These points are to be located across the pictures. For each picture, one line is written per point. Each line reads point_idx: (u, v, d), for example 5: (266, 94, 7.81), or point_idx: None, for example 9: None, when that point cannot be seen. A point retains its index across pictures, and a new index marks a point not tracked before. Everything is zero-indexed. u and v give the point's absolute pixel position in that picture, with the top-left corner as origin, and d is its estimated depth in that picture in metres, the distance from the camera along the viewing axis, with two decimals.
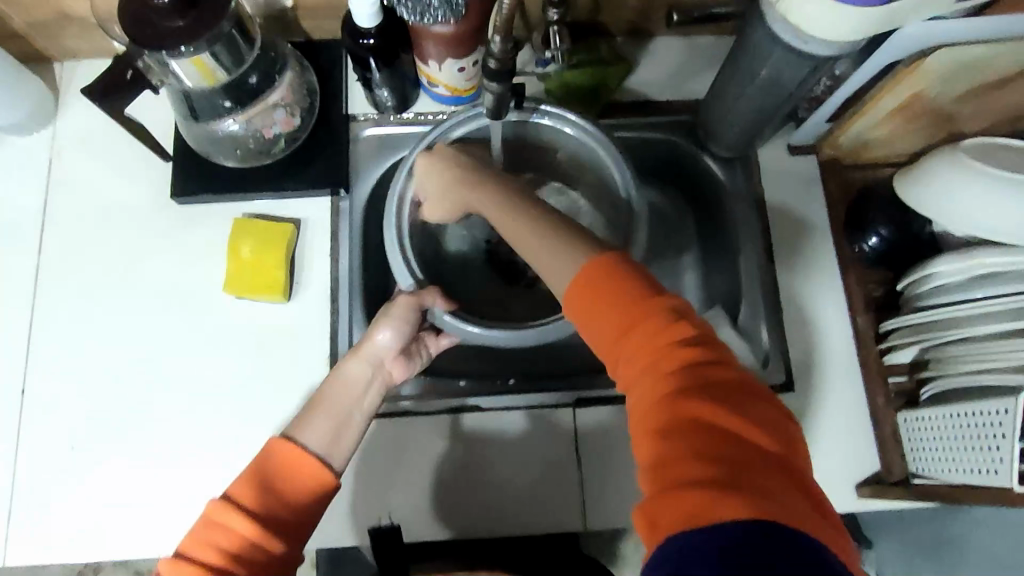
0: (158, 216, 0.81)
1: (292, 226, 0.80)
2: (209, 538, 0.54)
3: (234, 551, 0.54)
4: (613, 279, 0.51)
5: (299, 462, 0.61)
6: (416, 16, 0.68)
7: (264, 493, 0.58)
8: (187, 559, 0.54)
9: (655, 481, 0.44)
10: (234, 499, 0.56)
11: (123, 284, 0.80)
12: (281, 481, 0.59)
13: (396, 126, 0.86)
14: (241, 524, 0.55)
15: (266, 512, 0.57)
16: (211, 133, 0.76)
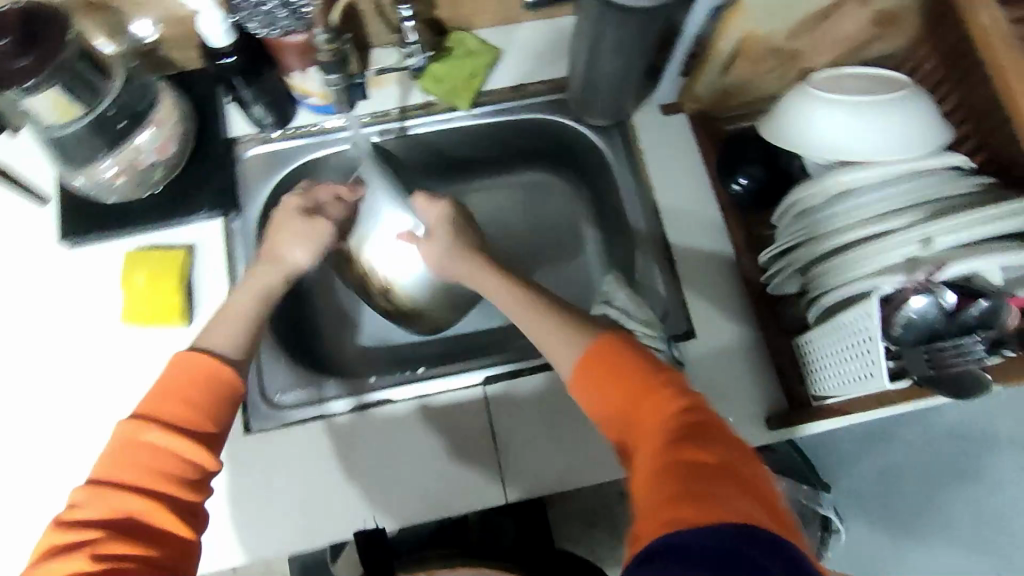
0: (49, 261, 0.81)
1: (186, 252, 0.81)
2: (131, 456, 0.53)
3: (160, 466, 0.53)
4: (623, 356, 0.56)
5: (206, 368, 0.59)
6: (267, 28, 0.73)
7: (180, 408, 0.56)
8: (113, 485, 0.52)
9: (655, 499, 0.47)
10: (149, 416, 0.55)
11: (16, 336, 0.79)
12: (191, 394, 0.57)
13: (280, 142, 0.88)
14: (160, 439, 0.54)
15: (188, 425, 0.56)
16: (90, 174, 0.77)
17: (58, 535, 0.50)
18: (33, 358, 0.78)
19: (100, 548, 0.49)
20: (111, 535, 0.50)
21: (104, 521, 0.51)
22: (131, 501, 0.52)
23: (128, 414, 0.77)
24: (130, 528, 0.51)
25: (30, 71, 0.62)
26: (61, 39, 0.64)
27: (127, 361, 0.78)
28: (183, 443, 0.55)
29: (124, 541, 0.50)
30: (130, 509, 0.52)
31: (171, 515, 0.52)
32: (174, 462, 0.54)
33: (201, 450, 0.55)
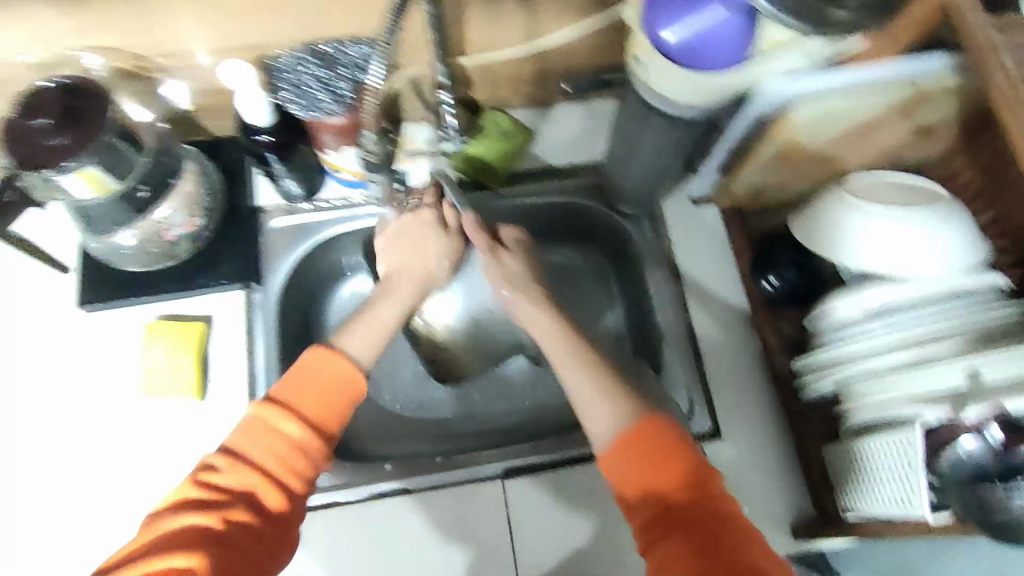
0: (64, 327, 0.79)
1: (205, 324, 0.79)
2: (267, 441, 0.60)
3: (286, 459, 0.60)
4: (669, 455, 0.57)
5: (341, 377, 0.65)
6: (307, 111, 0.71)
7: (318, 409, 0.63)
8: (246, 463, 0.59)
9: None
10: (295, 411, 0.62)
11: (24, 403, 0.76)
12: (328, 396, 0.64)
13: (307, 214, 0.86)
14: (297, 434, 0.61)
15: (314, 422, 0.62)
16: (112, 243, 0.76)
17: (193, 492, 0.57)
18: (38, 429, 0.75)
19: (229, 515, 0.56)
20: (236, 509, 0.57)
21: (231, 493, 0.58)
22: (252, 477, 0.59)
23: (132, 493, 0.74)
24: (249, 501, 0.58)
25: (65, 149, 0.62)
26: (101, 120, 0.63)
27: (137, 436, 0.76)
28: (306, 436, 0.61)
29: (243, 514, 0.57)
30: (250, 487, 0.58)
31: (280, 495, 0.59)
32: (293, 449, 0.61)
33: (316, 450, 0.62)
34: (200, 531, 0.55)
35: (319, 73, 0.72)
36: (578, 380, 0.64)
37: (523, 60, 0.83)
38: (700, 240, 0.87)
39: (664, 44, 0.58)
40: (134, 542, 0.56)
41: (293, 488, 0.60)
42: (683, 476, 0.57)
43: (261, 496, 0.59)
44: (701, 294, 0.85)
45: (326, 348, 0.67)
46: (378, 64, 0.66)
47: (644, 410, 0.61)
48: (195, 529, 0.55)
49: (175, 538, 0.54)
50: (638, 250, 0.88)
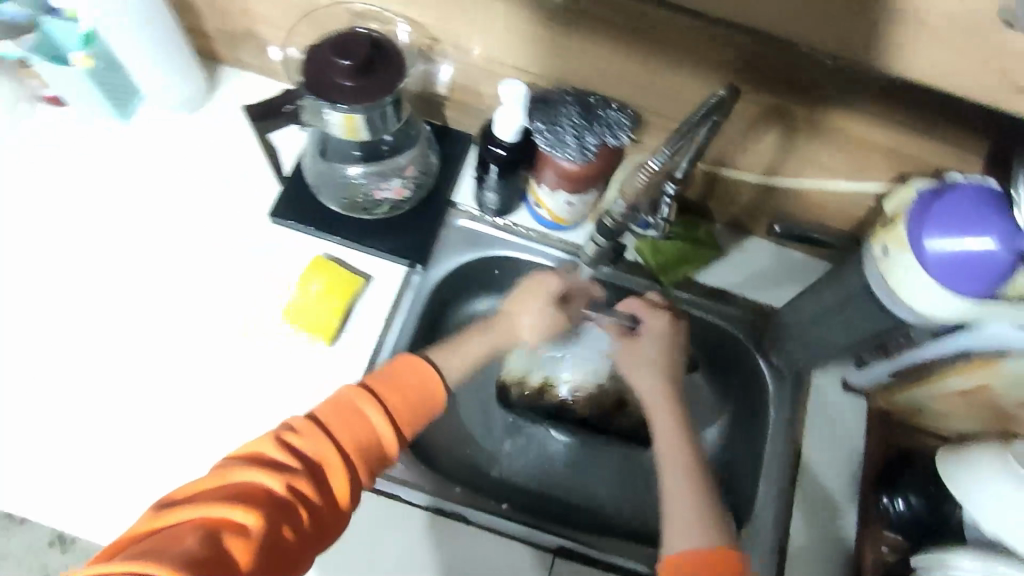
0: (249, 226, 0.85)
1: (362, 281, 0.82)
2: (348, 418, 0.63)
3: (362, 437, 0.63)
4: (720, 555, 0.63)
5: (428, 382, 0.68)
6: (549, 147, 0.75)
7: (399, 399, 0.66)
8: (325, 429, 0.62)
9: None
10: (376, 395, 0.65)
11: (190, 274, 0.82)
12: (408, 394, 0.67)
13: (488, 228, 0.89)
14: (374, 420, 0.64)
15: (395, 416, 0.66)
16: (336, 172, 0.80)
17: (273, 448, 0.60)
18: (193, 299, 0.81)
19: (295, 481, 0.58)
20: (304, 472, 0.59)
21: (303, 459, 0.60)
22: (327, 448, 0.61)
23: (235, 393, 0.77)
24: (314, 470, 0.60)
25: (349, 92, 0.67)
26: (390, 84, 0.68)
27: (261, 347, 0.80)
28: (381, 420, 0.64)
29: (310, 484, 0.59)
30: (323, 458, 0.61)
31: (345, 477, 0.61)
32: (371, 437, 0.64)
33: (390, 441, 0.64)
34: (265, 492, 0.57)
35: (576, 118, 0.74)
36: (669, 443, 0.71)
37: (748, 187, 0.85)
38: (835, 424, 0.85)
39: (924, 245, 0.58)
40: (188, 486, 0.57)
41: (359, 472, 0.62)
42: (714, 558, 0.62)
43: (331, 476, 0.61)
44: (813, 476, 0.82)
45: (420, 356, 0.71)
46: (664, 152, 0.65)
47: (723, 538, 0.65)
48: (261, 491, 0.57)
49: (236, 493, 0.56)
50: (771, 403, 0.86)
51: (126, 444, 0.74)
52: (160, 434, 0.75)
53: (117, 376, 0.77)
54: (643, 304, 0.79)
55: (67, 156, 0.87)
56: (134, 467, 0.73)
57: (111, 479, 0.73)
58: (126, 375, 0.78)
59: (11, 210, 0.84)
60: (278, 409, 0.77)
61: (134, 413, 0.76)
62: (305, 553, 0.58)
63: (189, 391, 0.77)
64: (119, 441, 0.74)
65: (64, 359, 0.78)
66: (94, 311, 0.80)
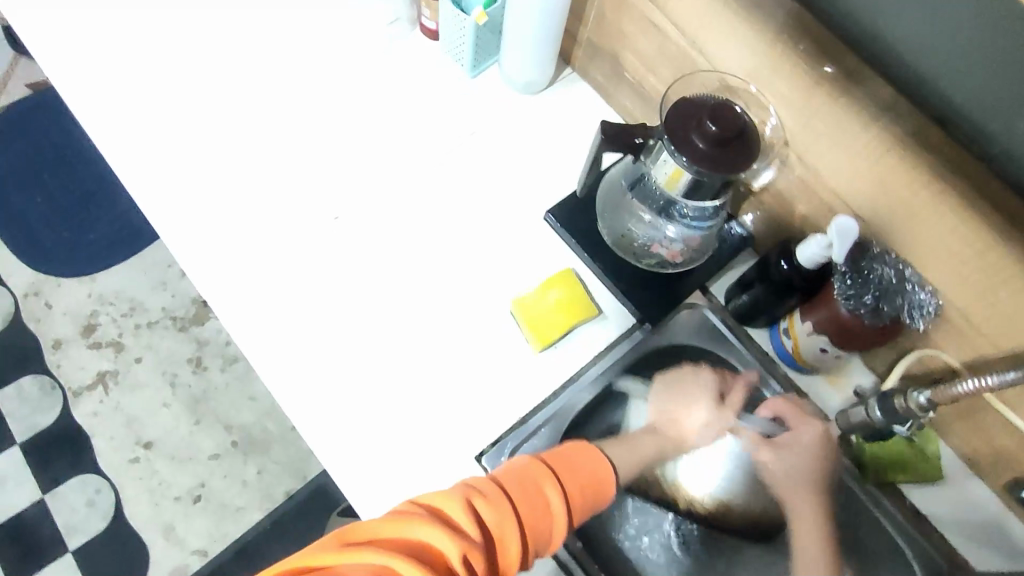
0: (520, 211, 0.89)
1: (594, 315, 0.83)
2: (530, 496, 0.57)
3: (539, 521, 0.57)
4: None
5: (598, 470, 0.63)
6: (843, 292, 0.73)
7: (576, 487, 0.60)
8: (507, 504, 0.56)
9: None
10: (558, 479, 0.59)
11: (454, 224, 0.88)
12: (586, 486, 0.61)
13: (722, 326, 0.82)
14: (552, 504, 0.58)
15: (571, 503, 0.60)
16: (634, 207, 0.81)
17: (457, 508, 0.54)
18: (446, 247, 0.87)
19: (470, 554, 0.52)
20: (479, 546, 0.53)
21: (483, 530, 0.54)
22: (507, 525, 0.55)
23: (437, 343, 0.82)
24: (486, 544, 0.54)
25: (695, 154, 0.67)
26: (735, 167, 0.67)
27: (477, 317, 0.83)
28: (558, 505, 0.58)
29: (484, 559, 0.53)
30: (502, 535, 0.55)
31: (515, 561, 0.55)
32: (547, 523, 0.58)
33: (560, 531, 0.58)
34: (440, 559, 0.52)
35: (885, 280, 0.73)
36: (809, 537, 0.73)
37: (1015, 441, 0.75)
38: None
39: None
40: (370, 525, 0.53)
41: (527, 555, 0.56)
42: None
43: (501, 553, 0.55)
44: None
45: (586, 445, 0.65)
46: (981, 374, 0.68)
47: None
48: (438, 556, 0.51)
49: (412, 551, 0.51)
50: None
51: (336, 334, 0.81)
52: (360, 354, 0.81)
53: (357, 277, 0.85)
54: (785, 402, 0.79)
55: (412, 81, 0.96)
56: (333, 358, 0.80)
57: (312, 356, 0.80)
58: (364, 279, 0.85)
59: (345, 104, 0.94)
60: (464, 387, 0.80)
61: (355, 313, 0.83)
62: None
63: (404, 320, 0.83)
64: (333, 329, 0.82)
65: (325, 239, 0.86)
66: (361, 222, 0.87)
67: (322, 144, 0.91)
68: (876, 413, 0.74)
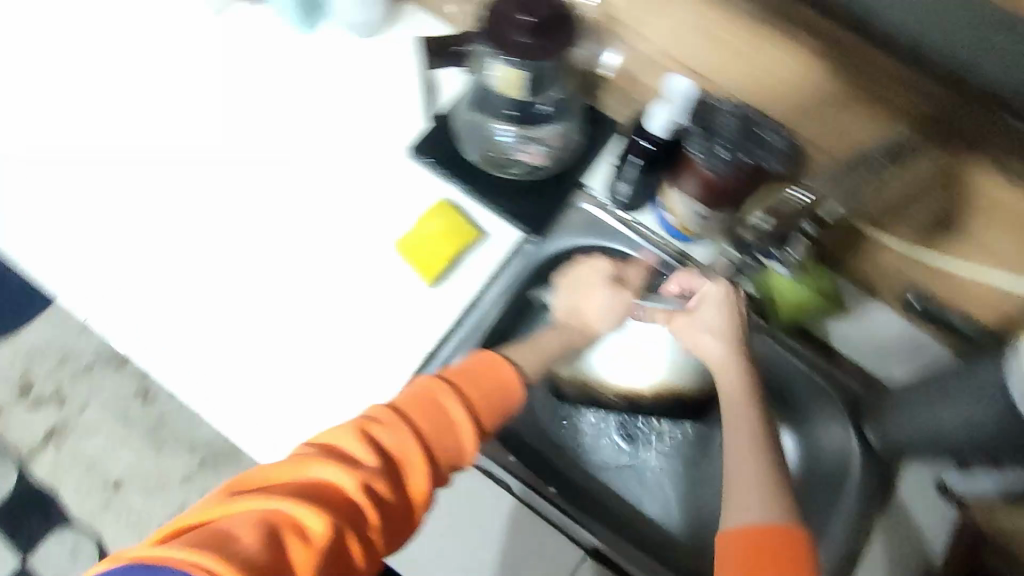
0: (386, 154, 0.88)
1: (477, 238, 0.84)
2: (428, 411, 0.56)
3: (441, 434, 0.56)
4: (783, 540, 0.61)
5: (502, 372, 0.62)
6: (699, 152, 0.73)
7: (478, 393, 0.60)
8: (405, 424, 0.55)
9: None
10: (457, 390, 0.58)
11: (323, 183, 0.87)
12: (491, 392, 0.61)
13: (610, 217, 0.84)
14: (454, 414, 0.57)
15: (476, 410, 0.59)
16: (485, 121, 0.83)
17: (354, 441, 0.52)
18: (319, 208, 0.85)
19: (370, 480, 0.51)
20: (379, 471, 0.51)
21: (382, 455, 0.53)
22: (408, 445, 0.54)
23: (330, 304, 0.81)
24: (389, 469, 0.53)
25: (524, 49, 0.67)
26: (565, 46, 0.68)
27: (365, 268, 0.83)
28: (460, 415, 0.57)
29: (388, 483, 0.52)
30: (405, 455, 0.54)
31: (425, 480, 0.54)
32: (453, 437, 0.57)
33: (471, 441, 0.57)
34: (339, 491, 0.50)
35: (733, 131, 0.71)
36: (735, 403, 0.71)
37: (893, 254, 0.78)
38: (913, 523, 0.78)
39: None
40: (263, 472, 0.50)
41: (437, 471, 0.55)
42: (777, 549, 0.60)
43: (407, 474, 0.54)
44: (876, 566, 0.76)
45: (490, 353, 0.64)
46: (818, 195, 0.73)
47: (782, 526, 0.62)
48: (338, 491, 0.50)
49: (308, 488, 0.49)
50: (850, 480, 0.79)
51: (228, 320, 0.81)
52: (256, 333, 0.80)
53: (238, 260, 0.83)
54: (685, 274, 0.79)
55: (250, 52, 0.93)
56: (232, 343, 0.80)
57: (210, 346, 0.80)
58: (244, 259, 0.83)
59: (183, 91, 0.91)
60: (369, 341, 0.80)
61: (244, 294, 0.82)
62: (375, 565, 0.51)
63: (292, 289, 0.82)
64: (224, 316, 0.81)
65: (195, 231, 0.84)
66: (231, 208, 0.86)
67: (170, 140, 0.88)
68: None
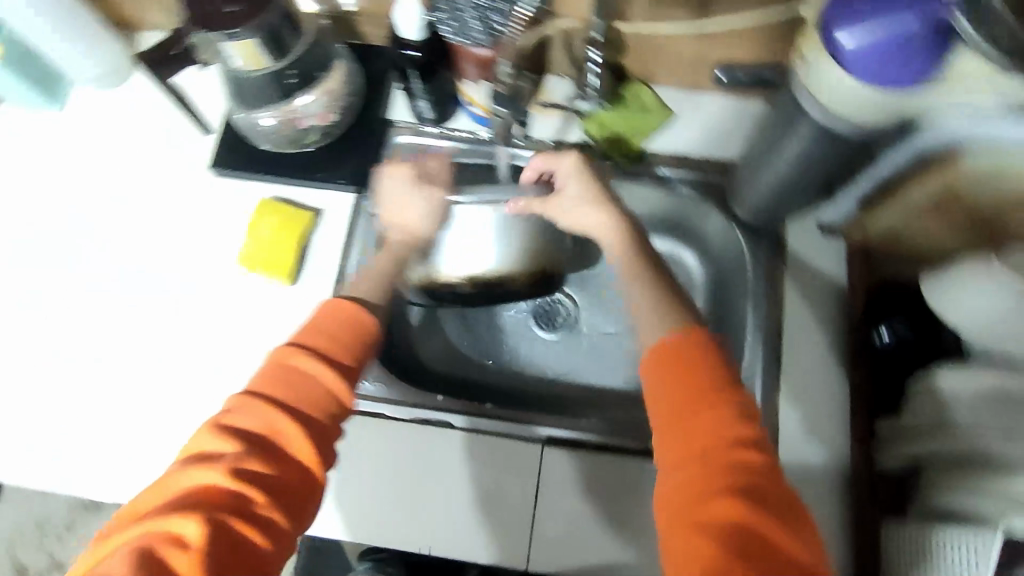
0: (193, 184, 0.85)
1: (312, 216, 0.82)
2: (282, 377, 0.55)
3: (303, 391, 0.55)
4: (681, 344, 0.56)
5: (348, 310, 0.60)
6: (458, 36, 0.72)
7: (330, 341, 0.58)
8: (260, 400, 0.53)
9: (682, 560, 0.47)
10: (304, 346, 0.57)
11: (145, 240, 0.83)
12: (342, 335, 0.59)
13: (434, 138, 0.87)
14: (310, 369, 0.56)
15: (334, 357, 0.57)
16: (251, 120, 0.80)
17: (211, 440, 0.51)
18: (153, 264, 0.83)
19: (238, 465, 0.50)
20: (247, 452, 0.50)
21: (246, 438, 0.52)
22: (270, 416, 0.53)
23: (205, 344, 0.79)
24: (260, 445, 0.52)
25: (240, 16, 0.66)
26: None
27: (223, 296, 0.81)
28: (316, 366, 0.56)
29: (260, 459, 0.51)
30: (272, 427, 0.52)
31: (304, 440, 0.53)
32: (318, 389, 0.55)
33: (338, 385, 0.56)
34: (208, 489, 0.49)
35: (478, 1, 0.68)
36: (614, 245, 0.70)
37: (683, 41, 0.79)
38: (815, 266, 0.81)
39: (838, 40, 0.52)
40: (131, 506, 0.50)
41: (314, 426, 0.54)
42: (684, 345, 0.56)
43: (284, 442, 0.53)
44: (798, 321, 0.79)
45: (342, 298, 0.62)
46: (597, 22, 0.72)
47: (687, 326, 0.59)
48: (207, 490, 0.49)
49: (177, 500, 0.48)
50: (749, 262, 0.82)
51: (113, 410, 0.77)
52: (147, 406, 0.77)
53: (95, 350, 0.79)
54: (544, 156, 0.74)
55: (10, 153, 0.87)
56: (127, 426, 0.76)
57: (105, 442, 0.76)
58: (100, 346, 0.79)
59: None
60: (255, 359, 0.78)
61: (117, 378, 0.78)
62: (289, 537, 0.51)
63: (163, 350, 0.79)
64: (107, 406, 0.77)
65: (40, 346, 0.80)
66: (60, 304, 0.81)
67: None
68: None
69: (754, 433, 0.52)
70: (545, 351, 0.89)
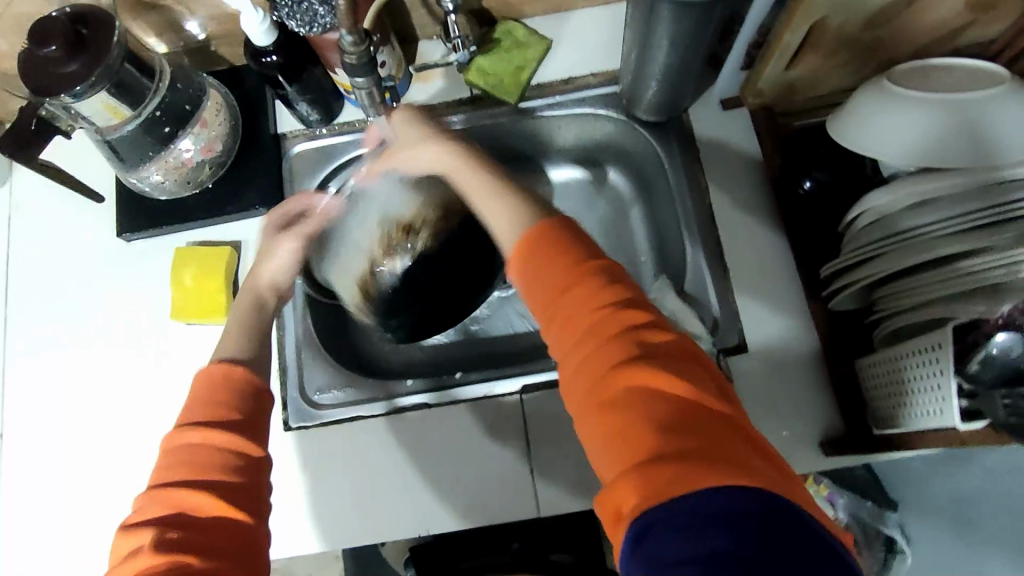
0: (108, 255, 0.84)
1: (232, 249, 0.82)
2: (177, 456, 0.52)
3: (205, 459, 0.52)
4: (533, 237, 0.53)
5: (226, 372, 0.57)
6: (306, 27, 0.70)
7: (211, 407, 0.54)
8: (163, 486, 0.50)
9: (610, 454, 0.44)
10: (186, 421, 0.53)
11: (77, 324, 0.82)
12: (218, 396, 0.55)
13: (329, 137, 0.87)
14: (198, 440, 0.52)
15: (222, 419, 0.54)
16: (141, 177, 0.78)
17: (122, 542, 0.49)
18: (93, 343, 0.81)
19: (160, 550, 0.47)
20: (164, 536, 0.48)
21: (159, 523, 0.49)
22: (178, 492, 0.50)
23: (169, 404, 0.79)
24: (178, 523, 0.49)
25: (76, 76, 0.64)
26: (108, 40, 0.65)
27: (171, 352, 0.80)
28: (211, 433, 0.53)
29: (179, 536, 0.48)
30: (185, 504, 0.50)
31: (222, 503, 0.50)
32: (217, 453, 0.52)
33: (242, 442, 0.53)
34: None
35: None
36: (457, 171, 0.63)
37: None
38: (728, 142, 0.80)
39: None
40: None
41: (228, 486, 0.51)
42: (536, 236, 0.52)
43: (200, 513, 0.49)
44: (727, 198, 0.78)
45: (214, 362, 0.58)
46: None
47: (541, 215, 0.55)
48: None
49: None
50: (664, 160, 0.82)
51: (98, 494, 0.77)
52: (130, 482, 0.77)
53: (63, 445, 0.79)
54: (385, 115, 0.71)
55: None
56: (117, 507, 0.76)
57: (101, 527, 0.76)
58: (66, 438, 0.79)
59: None
60: None
61: (93, 464, 0.78)
62: None
63: (129, 422, 0.79)
64: (92, 494, 0.77)
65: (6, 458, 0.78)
66: (12, 417, 0.80)
67: None
68: (352, 79, 0.65)
69: (628, 291, 0.49)
70: (489, 313, 0.91)
